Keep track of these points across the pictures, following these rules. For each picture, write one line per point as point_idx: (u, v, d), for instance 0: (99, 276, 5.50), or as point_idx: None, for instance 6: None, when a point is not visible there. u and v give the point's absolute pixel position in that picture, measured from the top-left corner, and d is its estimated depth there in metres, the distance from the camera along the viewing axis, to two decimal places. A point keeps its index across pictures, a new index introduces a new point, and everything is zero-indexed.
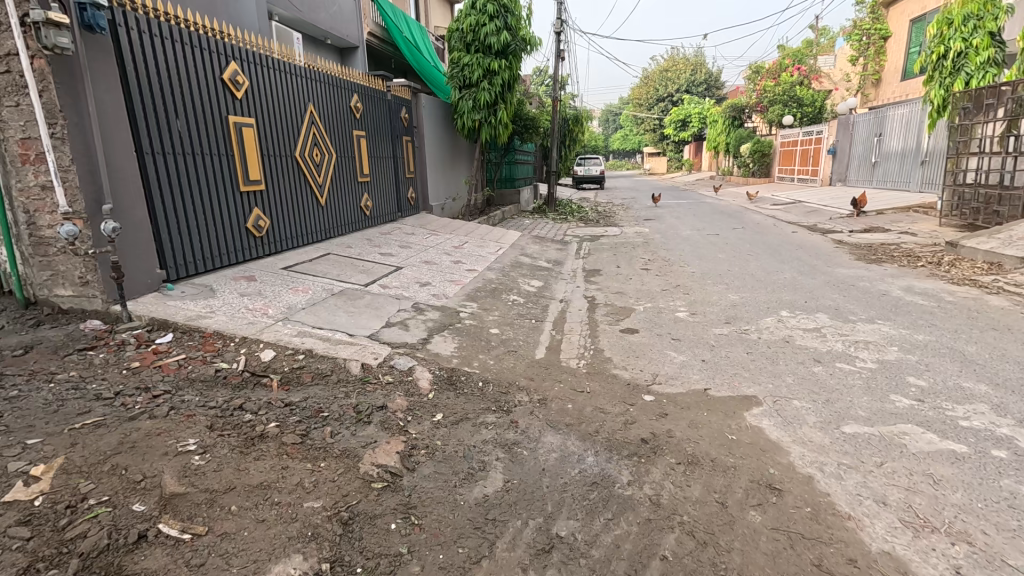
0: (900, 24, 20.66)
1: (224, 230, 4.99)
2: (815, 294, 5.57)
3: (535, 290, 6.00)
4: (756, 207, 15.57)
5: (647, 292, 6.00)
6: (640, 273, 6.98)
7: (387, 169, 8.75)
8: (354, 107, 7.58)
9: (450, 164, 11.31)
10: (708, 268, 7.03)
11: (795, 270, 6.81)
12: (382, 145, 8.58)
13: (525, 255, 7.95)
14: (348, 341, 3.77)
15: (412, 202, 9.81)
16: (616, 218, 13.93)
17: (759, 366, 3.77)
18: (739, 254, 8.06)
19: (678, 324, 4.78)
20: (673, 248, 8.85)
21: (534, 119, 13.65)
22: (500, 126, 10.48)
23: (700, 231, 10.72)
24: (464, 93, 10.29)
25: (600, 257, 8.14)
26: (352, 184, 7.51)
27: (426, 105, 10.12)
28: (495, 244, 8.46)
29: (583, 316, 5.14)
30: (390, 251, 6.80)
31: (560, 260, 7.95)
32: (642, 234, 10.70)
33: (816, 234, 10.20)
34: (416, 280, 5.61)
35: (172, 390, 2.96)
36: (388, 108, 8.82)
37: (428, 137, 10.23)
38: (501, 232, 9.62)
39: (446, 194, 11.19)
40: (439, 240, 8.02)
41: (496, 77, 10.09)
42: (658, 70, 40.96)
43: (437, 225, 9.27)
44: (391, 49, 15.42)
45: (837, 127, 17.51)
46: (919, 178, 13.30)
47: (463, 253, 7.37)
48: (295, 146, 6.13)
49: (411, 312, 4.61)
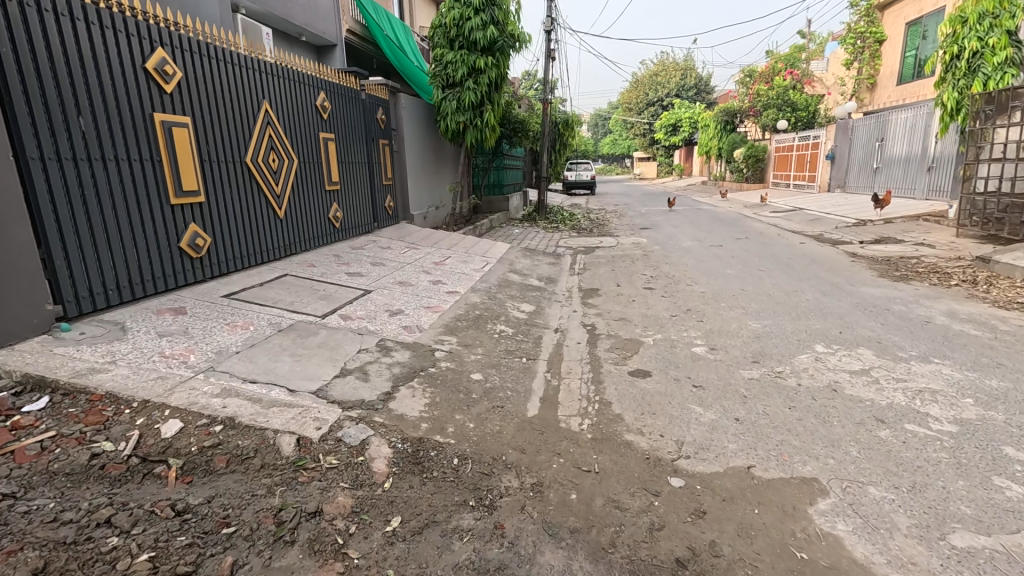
0: (895, 27, 20.28)
1: (149, 251, 4.12)
2: (849, 322, 4.84)
3: (526, 316, 5.20)
4: (755, 214, 14.95)
5: (655, 317, 5.24)
6: (643, 294, 6.21)
7: (361, 176, 7.92)
8: (322, 107, 6.75)
9: (433, 169, 10.48)
10: (719, 288, 6.28)
11: (817, 290, 6.08)
12: (355, 149, 7.74)
13: (514, 272, 7.14)
14: (287, 402, 2.93)
15: (390, 212, 8.97)
16: (610, 227, 13.20)
17: (809, 429, 2.98)
18: (750, 270, 7.33)
19: (697, 364, 3.99)
20: (676, 261, 8.12)
21: (524, 122, 12.89)
22: (487, 128, 9.70)
23: (701, 242, 10.01)
24: (447, 92, 9.48)
25: (597, 274, 7.37)
26: (318, 193, 6.67)
27: (407, 105, 9.29)
28: (481, 258, 7.64)
29: (583, 352, 4.34)
30: (360, 270, 5.95)
31: (553, 277, 7.16)
32: (640, 245, 9.96)
33: (825, 246, 9.53)
34: (386, 308, 4.77)
35: (14, 494, 2.10)
36: (362, 108, 8.00)
37: (408, 140, 9.40)
38: (487, 244, 8.80)
39: (429, 202, 10.36)
40: (418, 255, 7.17)
41: (483, 76, 9.31)
42: (649, 75, 40.58)
43: (418, 236, 8.43)
44: (372, 48, 14.61)
45: (836, 132, 16.98)
46: (925, 184, 12.76)
47: (444, 270, 6.54)
48: (246, 150, 5.28)
49: (375, 353, 3.78)
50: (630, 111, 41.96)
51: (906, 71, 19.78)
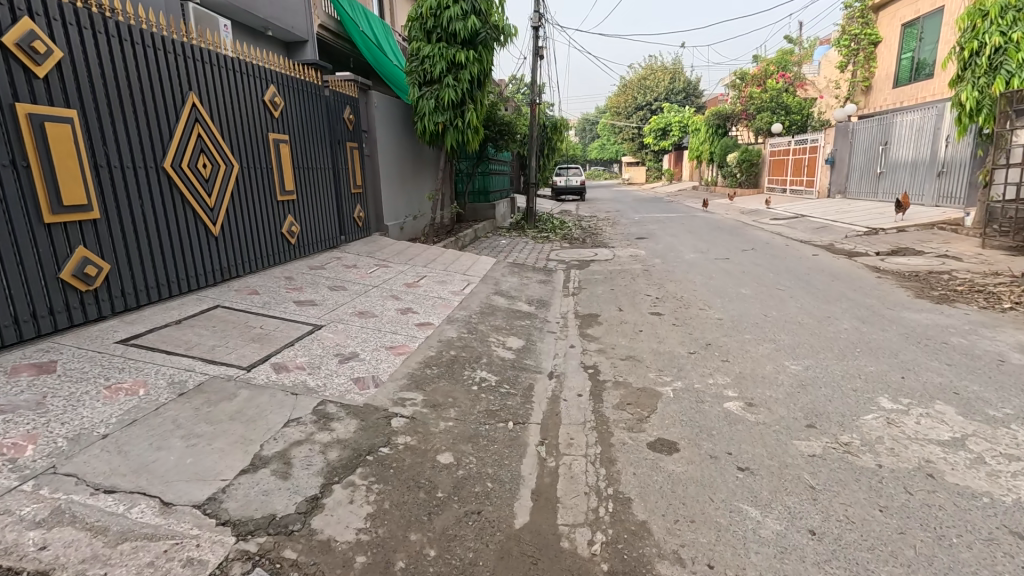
0: (891, 28, 19.79)
1: (9, 288, 3.10)
2: (908, 362, 3.96)
3: (513, 357, 4.24)
4: (755, 222, 14.18)
5: (670, 355, 4.32)
6: (650, 321, 5.31)
7: (324, 183, 6.92)
8: (273, 102, 5.74)
9: (411, 176, 9.50)
10: (738, 314, 5.40)
11: (852, 316, 5.22)
12: (316, 152, 6.74)
13: (499, 293, 6.19)
14: (151, 531, 1.94)
15: (360, 224, 7.97)
16: (603, 236, 12.32)
17: (923, 553, 2.06)
18: (767, 289, 6.47)
19: (737, 430, 3.05)
20: (681, 278, 7.22)
21: (510, 124, 11.97)
22: (469, 130, 8.70)
23: (704, 254, 9.17)
24: (424, 90, 8.51)
25: (595, 295, 6.45)
26: (269, 204, 5.67)
27: (380, 104, 8.35)
28: (462, 277, 6.67)
29: (586, 410, 3.39)
30: (313, 297, 4.94)
31: (544, 300, 6.22)
32: (638, 257, 9.07)
33: (840, 258, 8.73)
34: (336, 353, 3.78)
35: None
36: (326, 106, 7.01)
37: (382, 143, 8.44)
38: (470, 259, 7.85)
39: (406, 211, 9.36)
40: (387, 275, 6.18)
41: (464, 71, 8.36)
42: (637, 79, 39.98)
43: (391, 251, 7.44)
44: (348, 46, 13.61)
45: (836, 135, 16.33)
46: (935, 190, 12.09)
47: (415, 295, 5.56)
48: (165, 154, 4.27)
49: (309, 426, 2.78)
50: (618, 115, 41.38)
51: (902, 73, 19.25)
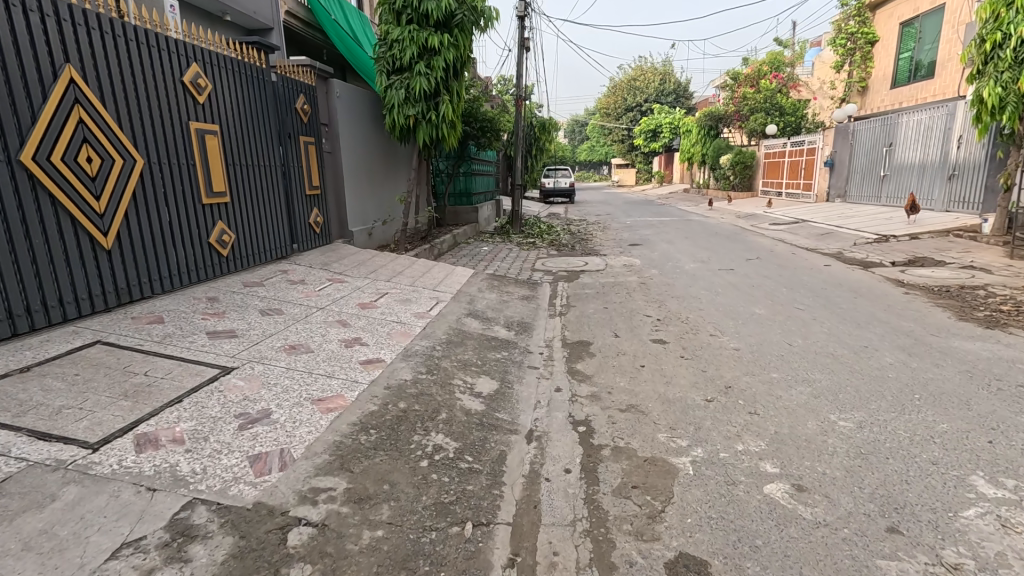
0: (889, 28, 19.20)
1: None
2: (987, 416, 3.09)
3: (482, 409, 3.28)
4: (753, 227, 13.42)
5: (681, 405, 3.39)
6: (652, 352, 4.39)
7: (269, 184, 5.92)
8: (196, 84, 4.75)
9: (380, 176, 8.48)
10: (757, 343, 4.51)
11: (894, 345, 4.35)
12: (258, 147, 5.74)
13: (473, 314, 5.23)
14: None
15: (318, 229, 6.98)
16: (594, 242, 11.41)
17: None
18: (782, 308, 5.62)
19: (791, 540, 2.13)
20: (684, 294, 6.35)
21: (493, 120, 11.02)
22: (444, 124, 7.71)
23: (705, 264, 8.30)
24: (393, 78, 7.52)
25: (587, 315, 5.54)
26: (191, 208, 4.67)
27: (343, 95, 7.40)
28: (430, 293, 5.70)
29: (576, 501, 2.44)
30: (234, 326, 3.94)
31: (527, 322, 5.29)
32: (633, 268, 8.19)
33: (855, 269, 7.92)
34: (240, 414, 2.79)
35: None
36: (272, 94, 6.02)
37: (345, 139, 7.47)
38: (444, 270, 6.89)
39: (375, 216, 8.37)
40: (338, 294, 5.18)
41: (437, 57, 7.38)
42: (626, 79, 39.23)
43: (351, 263, 6.45)
44: (320, 36, 12.54)
45: (836, 137, 15.64)
46: (945, 194, 11.40)
47: (369, 320, 4.58)
48: (22, 142, 3.27)
49: (148, 557, 1.80)
50: (608, 117, 40.66)
51: (900, 74, 18.63)
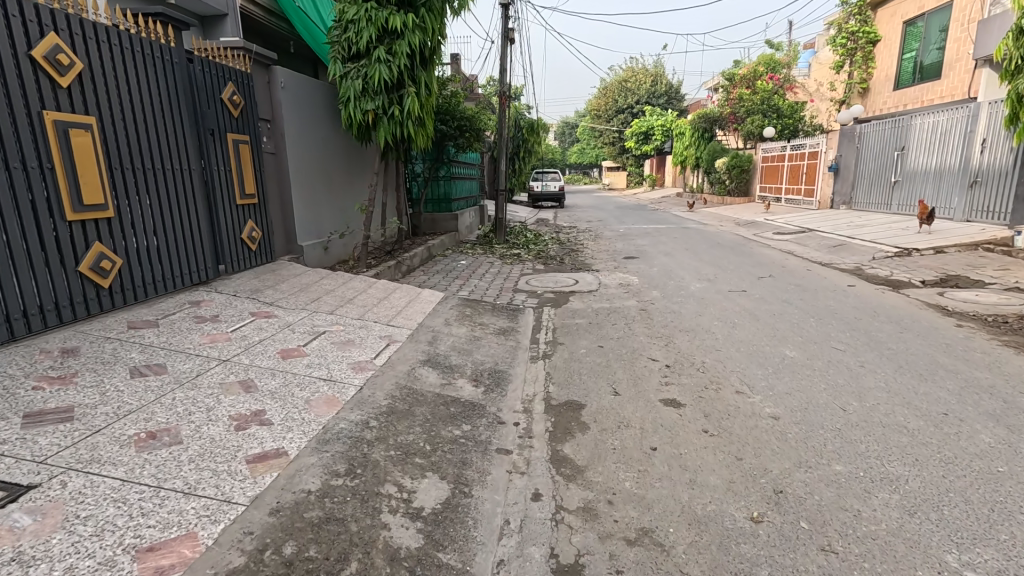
0: (891, 27, 18.30)
1: None
2: None
3: (418, 547, 2.14)
4: (756, 237, 12.43)
5: (718, 532, 2.28)
6: (664, 423, 3.28)
7: (180, 191, 4.75)
8: (56, 62, 3.59)
9: (338, 181, 7.33)
10: (800, 407, 3.43)
11: (982, 413, 3.29)
12: (162, 145, 4.57)
13: (432, 362, 4.09)
14: None
15: (256, 245, 5.81)
16: (585, 254, 10.33)
17: None
18: (818, 347, 4.57)
19: None
20: (694, 326, 5.27)
21: (473, 118, 9.93)
22: (409, 121, 6.55)
23: (712, 283, 7.24)
24: (349, 65, 6.36)
25: (577, 360, 4.42)
26: (46, 225, 3.51)
27: (289, 85, 6.29)
28: (381, 332, 4.55)
29: None
30: (74, 403, 2.74)
31: (501, 370, 4.16)
32: (630, 288, 7.10)
33: (884, 291, 6.90)
34: None
35: None
36: (186, 81, 4.87)
37: (292, 138, 6.34)
38: (406, 296, 5.75)
39: (332, 228, 7.23)
40: (257, 337, 4.00)
41: (400, 41, 6.21)
42: (617, 81, 38.34)
43: (290, 289, 5.28)
44: (285, 26, 11.27)
45: (841, 139, 14.74)
46: (967, 203, 10.54)
47: (289, 377, 3.43)
48: None
49: None
50: (598, 118, 39.77)
51: (904, 75, 17.78)
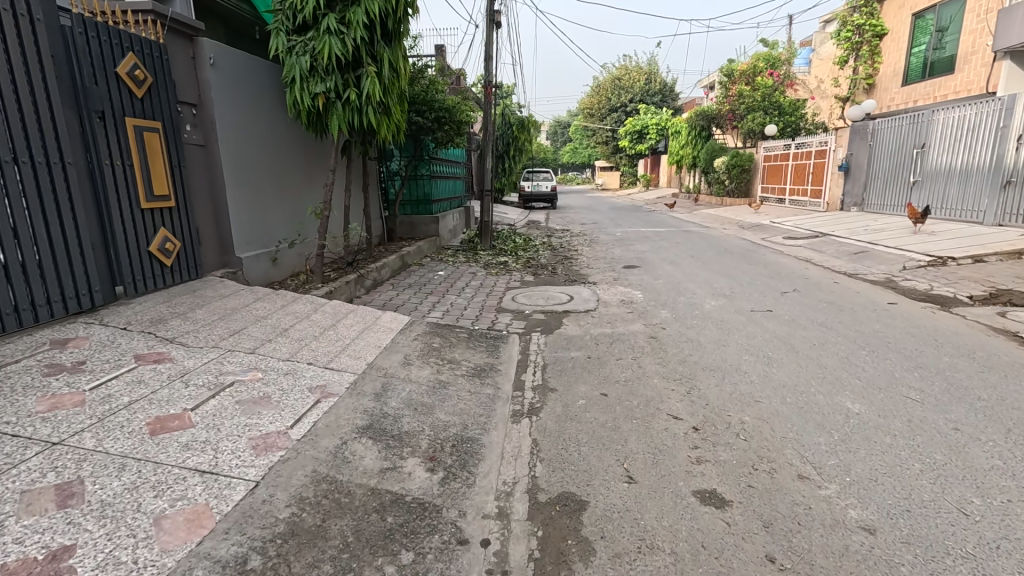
0: (899, 20, 17.25)
1: None
2: None
3: None
4: (765, 241, 11.44)
5: None
6: (706, 543, 2.19)
7: (50, 192, 3.59)
8: None
9: (287, 178, 6.19)
10: (901, 510, 2.36)
11: None
12: (21, 130, 3.41)
13: (375, 429, 2.96)
14: None
15: (173, 259, 4.65)
16: (579, 261, 9.23)
17: None
18: (885, 397, 3.53)
19: None
20: (720, 364, 4.19)
21: (452, 109, 8.81)
22: (369, 108, 5.42)
23: (730, 301, 6.16)
24: (296, 38, 5.21)
25: (574, 418, 3.31)
26: None
27: (219, 62, 5.15)
28: (313, 381, 3.41)
29: None
30: None
31: (469, 438, 3.03)
32: (634, 306, 6.03)
33: (932, 309, 5.86)
34: None
35: None
36: (61, 47, 3.72)
37: (225, 126, 5.19)
38: (359, 324, 4.61)
39: (280, 235, 6.09)
40: (125, 398, 2.84)
41: (355, 8, 5.08)
42: (610, 79, 37.31)
43: (206, 318, 4.12)
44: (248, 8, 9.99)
45: (851, 136, 13.75)
46: (1000, 205, 9.60)
47: (145, 471, 2.28)
48: None
49: None
50: (591, 117, 38.72)
51: (913, 69, 16.79)
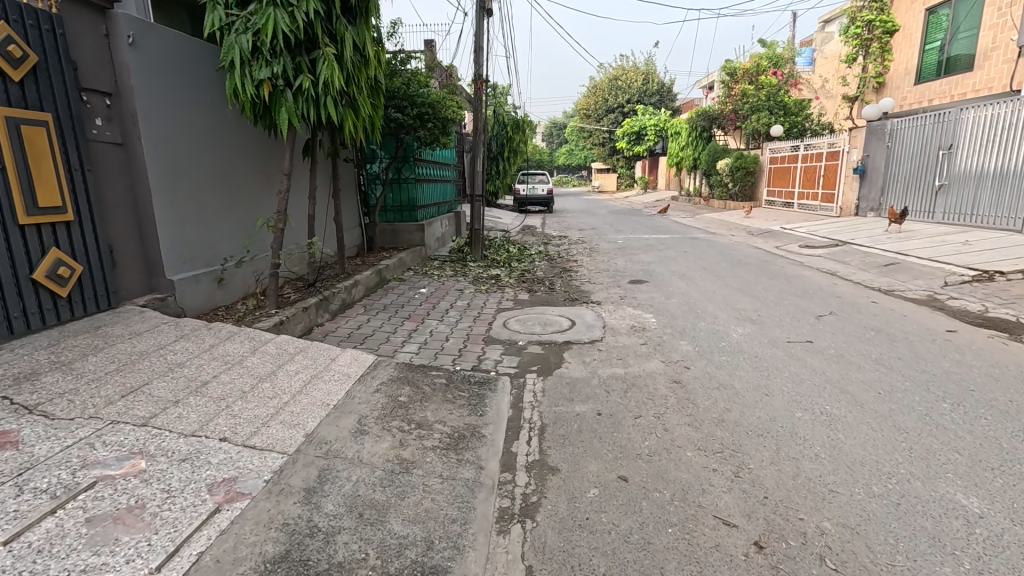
0: (911, 15, 16.34)
1: None
2: None
3: None
4: (780, 250, 10.54)
5: None
6: None
7: None
8: None
9: (231, 184, 5.19)
10: None
11: None
12: None
13: (291, 564, 1.98)
14: None
15: (72, 287, 3.68)
16: (580, 275, 8.28)
17: None
18: (1007, 485, 2.59)
19: None
20: (768, 426, 3.23)
21: (436, 105, 7.85)
22: (327, 99, 4.48)
23: (760, 329, 5.22)
24: (237, 12, 4.19)
25: (584, 527, 2.35)
26: None
27: (140, 41, 4.16)
28: (218, 473, 2.42)
29: None
30: None
31: (433, 567, 2.07)
32: (648, 336, 5.07)
33: (1002, 339, 4.94)
34: None
35: None
36: None
37: (149, 120, 4.20)
38: (307, 370, 3.63)
39: (226, 252, 5.10)
40: None
41: None
42: (607, 79, 36.45)
43: (99, 368, 3.14)
44: None
45: (868, 137, 12.87)
46: None
47: None
48: None
49: None
50: (587, 118, 37.88)
51: (927, 67, 15.87)
